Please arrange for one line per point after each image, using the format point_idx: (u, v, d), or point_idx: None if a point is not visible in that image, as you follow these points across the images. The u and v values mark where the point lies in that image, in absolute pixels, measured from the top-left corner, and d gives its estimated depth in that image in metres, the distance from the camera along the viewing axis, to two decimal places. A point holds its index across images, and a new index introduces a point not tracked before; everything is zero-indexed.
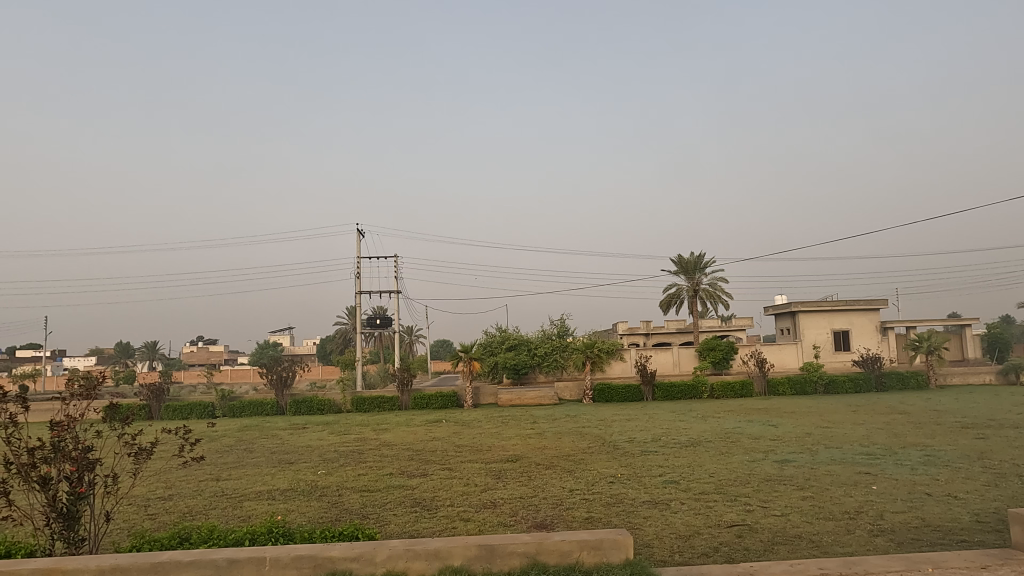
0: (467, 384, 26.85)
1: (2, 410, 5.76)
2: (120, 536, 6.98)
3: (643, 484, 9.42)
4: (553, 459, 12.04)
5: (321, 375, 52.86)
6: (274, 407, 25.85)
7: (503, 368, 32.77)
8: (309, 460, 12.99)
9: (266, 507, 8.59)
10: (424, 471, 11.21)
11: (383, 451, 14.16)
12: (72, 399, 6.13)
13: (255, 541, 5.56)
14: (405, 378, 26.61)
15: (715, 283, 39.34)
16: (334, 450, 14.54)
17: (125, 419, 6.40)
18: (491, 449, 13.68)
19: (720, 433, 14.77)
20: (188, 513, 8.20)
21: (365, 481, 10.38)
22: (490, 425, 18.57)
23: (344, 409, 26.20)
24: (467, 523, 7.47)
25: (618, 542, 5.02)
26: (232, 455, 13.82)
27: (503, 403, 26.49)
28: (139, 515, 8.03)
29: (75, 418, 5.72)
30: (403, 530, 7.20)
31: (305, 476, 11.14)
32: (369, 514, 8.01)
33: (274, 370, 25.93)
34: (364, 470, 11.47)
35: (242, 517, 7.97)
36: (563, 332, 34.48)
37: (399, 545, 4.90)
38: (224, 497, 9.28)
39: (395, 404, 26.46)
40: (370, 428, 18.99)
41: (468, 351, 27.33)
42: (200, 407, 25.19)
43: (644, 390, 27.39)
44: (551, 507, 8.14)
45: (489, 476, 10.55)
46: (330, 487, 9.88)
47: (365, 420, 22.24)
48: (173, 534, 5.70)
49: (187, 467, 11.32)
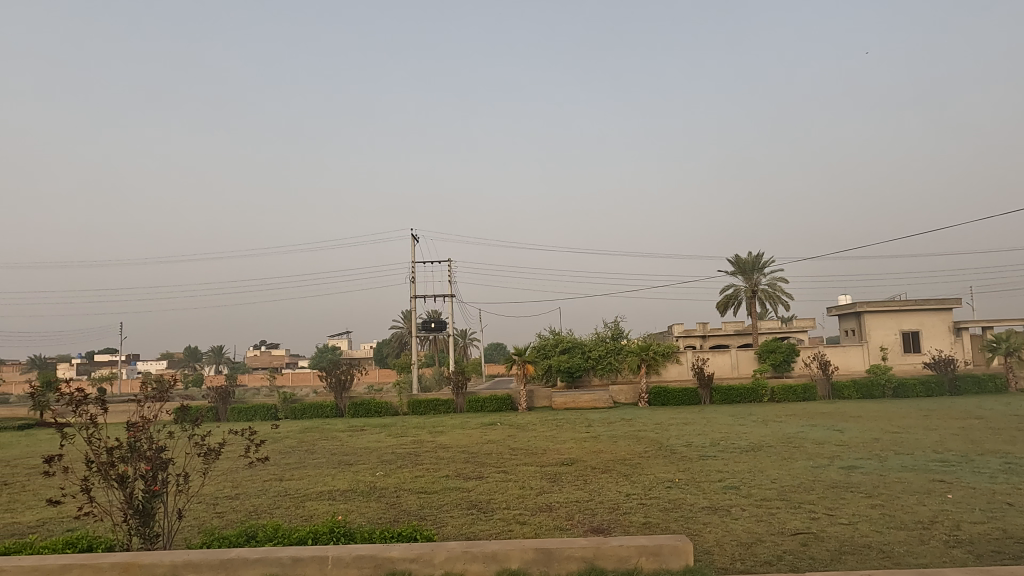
0: (521, 387, 26.88)
1: (83, 412, 6.07)
2: (191, 534, 7.26)
3: (702, 490, 9.23)
4: (610, 463, 11.93)
5: (378, 379, 53.89)
6: (333, 409, 26.48)
7: (557, 370, 32.63)
8: (367, 462, 13.25)
9: (328, 507, 8.80)
10: (479, 474, 11.28)
11: (439, 453, 14.31)
12: (146, 402, 6.42)
13: (317, 540, 5.71)
14: (460, 381, 26.85)
15: (774, 283, 38.29)
16: (392, 452, 14.78)
17: (194, 421, 6.66)
18: (546, 453, 13.65)
19: (782, 438, 14.33)
20: (254, 512, 8.49)
21: (422, 483, 10.52)
22: (545, 428, 18.51)
23: (401, 411, 26.61)
24: (524, 526, 7.47)
25: (677, 548, 4.95)
26: (295, 456, 14.24)
27: (558, 406, 26.38)
28: (207, 513, 8.35)
29: (150, 420, 5.99)
30: (460, 532, 7.26)
31: (363, 477, 11.35)
32: (426, 516, 8.10)
33: (333, 373, 26.56)
34: (421, 473, 11.60)
35: (304, 517, 8.19)
36: (617, 335, 34.16)
37: (457, 547, 4.94)
38: (287, 496, 9.55)
39: (451, 407, 26.71)
40: (426, 431, 19.23)
41: (522, 354, 27.32)
42: (263, 409, 26.02)
43: (701, 394, 26.83)
44: (608, 512, 8.07)
45: (544, 479, 10.53)
46: (389, 489, 10.04)
47: (421, 422, 22.53)
48: (241, 532, 5.91)
49: (252, 468, 11.72)
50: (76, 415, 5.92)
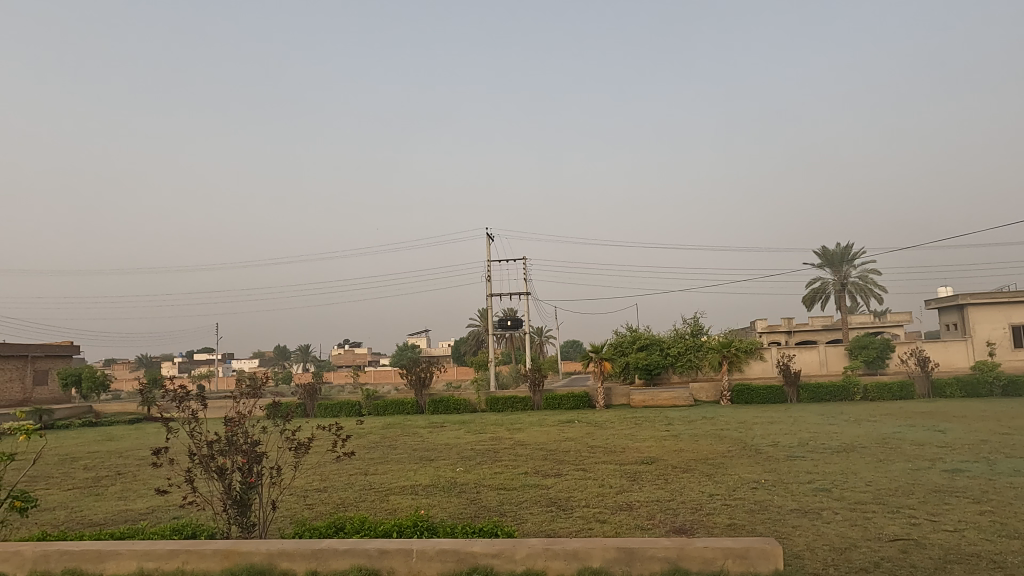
0: (598, 385, 26.67)
1: (185, 407, 6.47)
2: (284, 524, 7.61)
3: (791, 491, 8.87)
4: (691, 462, 11.65)
5: (457, 376, 54.92)
6: (414, 406, 27.13)
7: (635, 368, 32.17)
8: (447, 458, 13.49)
9: (410, 501, 9.03)
10: (558, 471, 11.28)
11: (518, 450, 14.42)
12: (241, 398, 6.76)
13: (402, 533, 5.86)
14: (537, 378, 26.93)
15: (866, 276, 36.36)
16: (472, 448, 14.98)
17: (286, 416, 6.98)
18: (625, 451, 13.49)
19: (877, 439, 13.56)
20: (341, 505, 8.81)
21: (501, 479, 10.62)
22: (624, 426, 18.33)
23: (479, 408, 26.98)
24: (604, 524, 7.41)
25: (766, 551, 4.77)
26: (378, 451, 14.71)
27: (637, 404, 26.02)
28: (298, 505, 8.73)
29: (245, 415, 6.31)
30: (540, 529, 7.28)
31: (445, 473, 11.55)
32: (506, 512, 8.17)
33: (413, 370, 27.21)
34: (500, 469, 11.71)
35: (389, 510, 8.43)
36: (696, 332, 33.35)
37: (538, 543, 4.95)
38: (372, 490, 9.86)
39: (528, 404, 26.86)
40: (505, 427, 19.40)
41: (599, 351, 27.08)
42: (348, 406, 26.92)
43: (787, 391, 25.81)
44: (690, 513, 7.88)
45: (624, 478, 10.40)
46: (469, 485, 10.19)
47: (499, 419, 22.72)
48: (330, 523, 6.15)
49: (338, 462, 12.17)
50: (180, 410, 6.30)
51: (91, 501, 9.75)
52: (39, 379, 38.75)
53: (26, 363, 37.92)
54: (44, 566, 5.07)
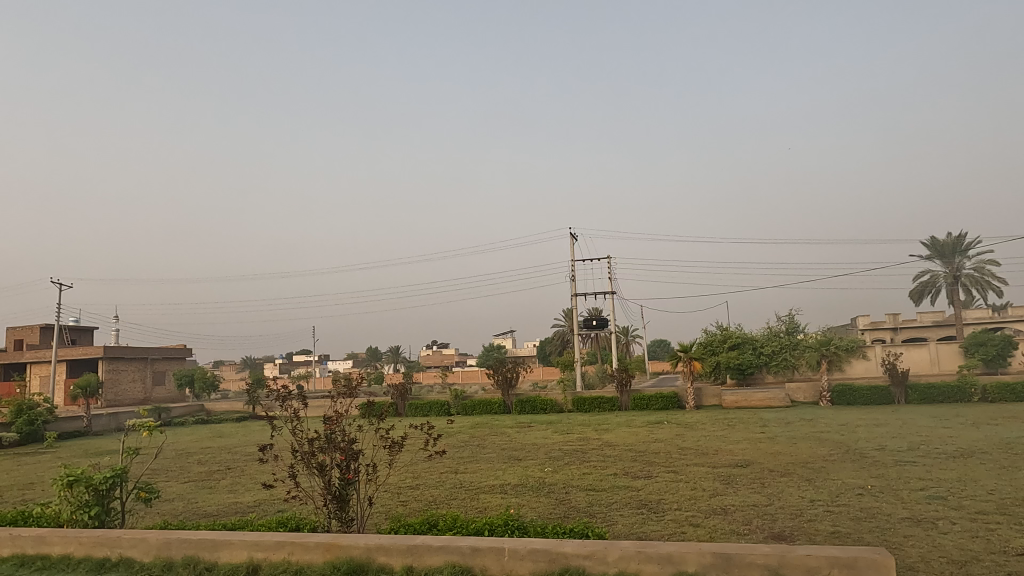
0: (688, 385, 26.01)
1: (288, 406, 6.80)
2: (380, 519, 7.89)
3: (901, 499, 8.31)
4: (790, 466, 11.15)
5: (543, 376, 55.12)
6: (501, 406, 27.42)
7: (726, 367, 31.10)
8: (535, 458, 13.54)
9: (500, 500, 9.13)
10: (648, 473, 11.08)
11: (606, 451, 14.27)
12: (338, 398, 7.04)
13: (493, 531, 5.93)
14: (624, 378, 26.55)
15: (982, 267, 33.65)
16: (560, 448, 14.99)
17: (380, 416, 7.21)
18: (718, 453, 13.08)
19: (999, 444, 12.47)
20: (433, 502, 9.03)
21: (590, 480, 10.54)
22: (716, 427, 17.79)
23: (566, 408, 26.91)
24: (698, 528, 7.21)
25: (876, 562, 4.47)
26: (468, 450, 14.98)
27: (729, 405, 25.19)
28: (393, 501, 9.03)
29: (342, 414, 6.56)
30: (631, 531, 7.18)
31: (533, 473, 11.59)
32: (596, 513, 8.11)
33: (500, 371, 27.46)
34: (589, 470, 11.63)
35: (480, 509, 8.56)
36: (792, 329, 31.96)
37: (631, 546, 4.88)
38: (462, 488, 10.05)
39: (615, 405, 26.54)
40: (593, 428, 19.26)
41: (688, 351, 26.39)
42: (437, 406, 27.50)
43: (895, 392, 24.24)
44: (790, 518, 7.53)
45: (718, 481, 10.08)
46: (558, 485, 10.18)
47: (586, 420, 22.58)
48: (424, 520, 6.31)
49: (430, 460, 12.48)
50: (283, 409, 6.64)
51: (205, 494, 10.46)
52: (157, 379, 41.90)
53: (147, 365, 41.14)
54: (166, 552, 5.46)
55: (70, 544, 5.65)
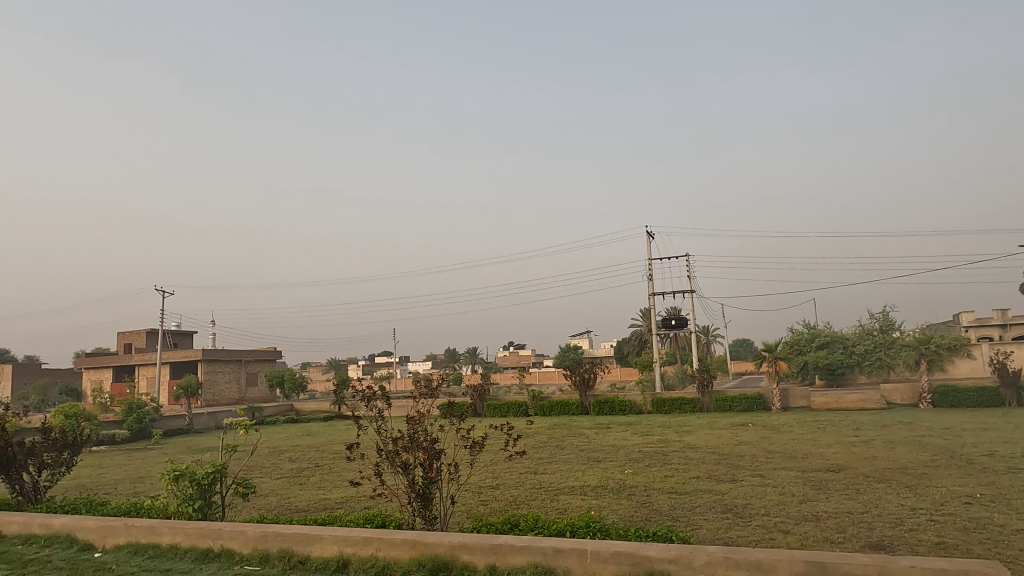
0: (773, 386, 25.03)
1: (373, 406, 7.01)
2: (462, 518, 8.01)
3: (1015, 509, 7.69)
4: (888, 472, 10.53)
5: (621, 376, 54.43)
6: (579, 407, 27.28)
7: (815, 368, 29.75)
8: (615, 459, 13.38)
9: (580, 501, 9.08)
10: (733, 476, 10.73)
11: (688, 453, 13.93)
12: (420, 398, 7.19)
13: (575, 533, 5.90)
14: (705, 379, 25.86)
15: None
16: (640, 450, 14.74)
17: (460, 415, 7.31)
18: (808, 457, 12.52)
19: None
20: (513, 502, 9.08)
21: (673, 483, 10.32)
22: (805, 430, 17.03)
23: (645, 410, 26.48)
24: (788, 535, 6.94)
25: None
26: (547, 451, 14.97)
27: (818, 407, 24.10)
28: (474, 500, 9.16)
29: (424, 414, 6.69)
30: (717, 536, 6.99)
31: (613, 474, 11.46)
32: (680, 517, 7.93)
33: (577, 371, 27.31)
34: (670, 472, 11.39)
35: (560, 510, 8.54)
36: (887, 327, 30.39)
37: (718, 551, 4.74)
38: (542, 489, 10.06)
39: (697, 406, 25.92)
40: (674, 430, 18.84)
41: (773, 351, 25.40)
42: (515, 406, 27.66)
43: (1005, 394, 22.48)
44: (888, 527, 7.13)
45: (808, 486, 9.64)
46: (639, 487, 10.03)
47: (667, 421, 22.10)
48: (506, 520, 6.36)
49: (509, 461, 12.55)
50: (369, 409, 6.84)
51: (297, 490, 10.95)
52: (250, 381, 44.16)
53: (241, 367, 43.36)
54: (263, 545, 5.74)
55: (177, 535, 6.03)
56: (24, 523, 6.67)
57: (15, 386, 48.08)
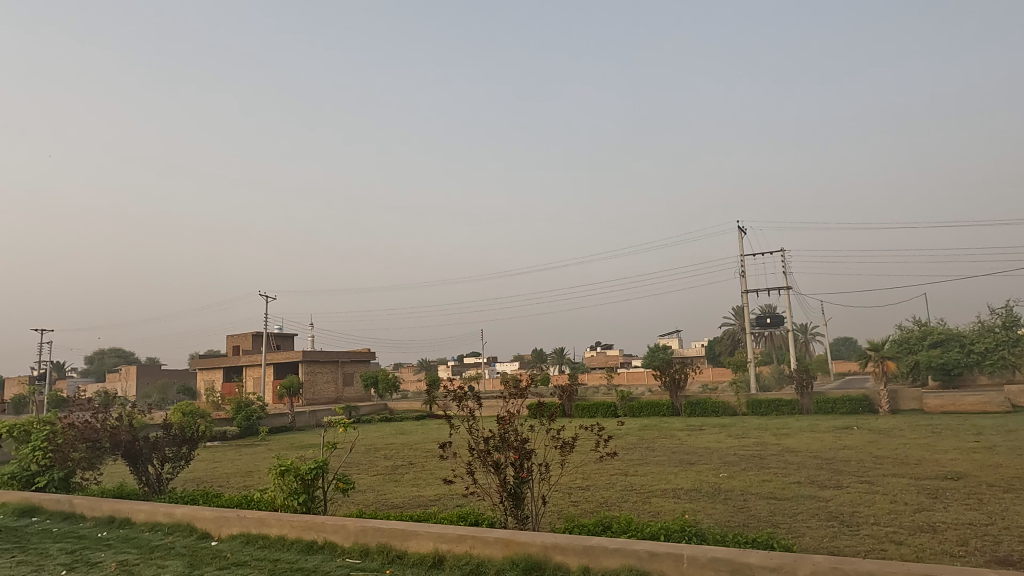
0: (880, 387, 23.51)
1: (464, 405, 7.11)
2: (554, 518, 8.03)
3: None
4: (1015, 481, 9.64)
5: (714, 377, 52.82)
6: (669, 408, 26.69)
7: (928, 368, 27.74)
8: (709, 462, 12.97)
9: (674, 505, 8.88)
10: (838, 483, 10.15)
11: (788, 457, 13.31)
12: (510, 399, 7.22)
13: (669, 537, 5.77)
14: (804, 379, 24.65)
15: None
16: (736, 453, 14.23)
17: (550, 416, 7.29)
18: (922, 463, 11.67)
19: None
20: (604, 503, 9.01)
21: (772, 488, 9.91)
22: (918, 434, 15.89)
23: (739, 411, 25.54)
24: (901, 546, 6.49)
25: None
26: (638, 452, 14.72)
27: (932, 410, 22.42)
28: (564, 501, 9.13)
29: (514, 414, 6.72)
30: (821, 545, 6.64)
31: (707, 477, 11.13)
32: (780, 524, 7.60)
33: (667, 371, 26.70)
34: (768, 477, 10.91)
35: (653, 513, 8.38)
36: (1011, 323, 27.86)
37: (825, 561, 4.49)
38: (634, 491, 9.90)
39: (796, 408, 24.79)
40: (772, 432, 18.06)
41: (880, 350, 23.88)
42: (604, 407, 27.40)
43: None
44: (1016, 541, 6.54)
45: (923, 495, 8.98)
46: (735, 491, 9.68)
47: (764, 424, 21.23)
48: (598, 521, 6.30)
49: (599, 462, 12.44)
50: (460, 409, 6.95)
51: (392, 486, 11.33)
52: (347, 380, 46.02)
53: (337, 367, 45.26)
54: (363, 539, 5.96)
55: (284, 527, 6.35)
56: (149, 512, 7.23)
57: (139, 386, 52.29)
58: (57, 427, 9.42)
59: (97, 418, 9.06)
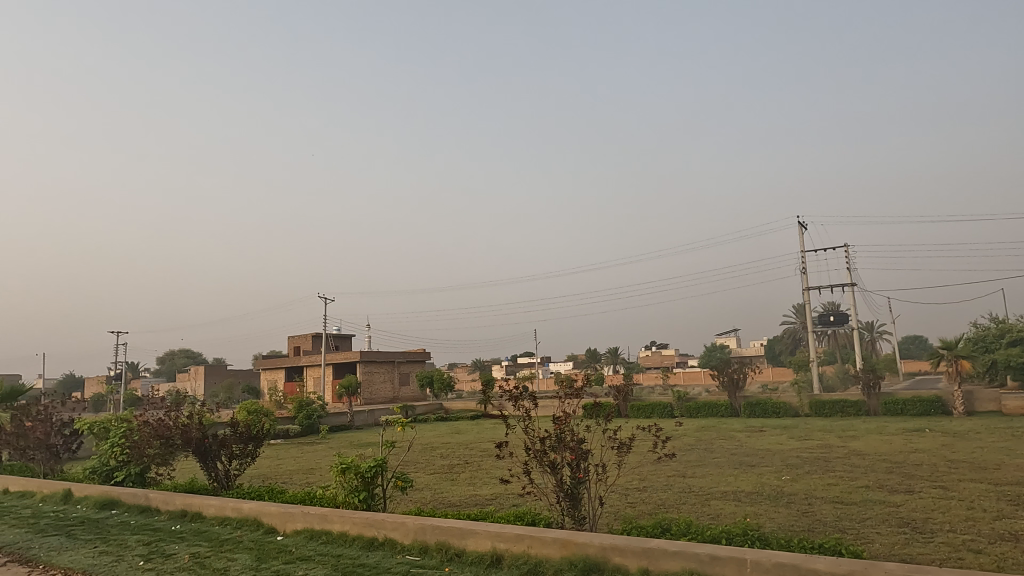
0: (954, 388, 22.40)
1: (520, 405, 7.12)
2: (611, 519, 7.96)
3: None
4: None
5: (775, 377, 51.39)
6: (728, 408, 26.12)
7: (1006, 367, 26.29)
8: (771, 464, 12.64)
9: (734, 507, 8.68)
10: (909, 487, 9.72)
11: (855, 460, 12.83)
12: (565, 399, 7.19)
13: (731, 540, 5.64)
14: (871, 380, 23.72)
15: None
16: (799, 455, 13.80)
17: (606, 416, 7.22)
18: (1001, 468, 11.05)
19: None
20: (662, 505, 8.87)
21: (838, 492, 9.56)
22: (997, 438, 15.06)
23: (802, 413, 24.78)
24: (980, 555, 6.17)
25: None
26: (695, 454, 14.45)
27: (1011, 412, 21.22)
28: (621, 502, 9.06)
29: (570, 414, 6.70)
30: (892, 552, 6.38)
31: (769, 480, 10.83)
32: (848, 529, 7.33)
33: (725, 372, 26.12)
34: (833, 480, 10.55)
35: (713, 515, 8.21)
36: None
37: (898, 569, 4.30)
38: (692, 493, 9.72)
39: (862, 410, 23.89)
40: (837, 434, 17.44)
41: (953, 349, 22.77)
42: (660, 407, 27.05)
43: None
44: None
45: (1004, 501, 8.51)
46: (800, 495, 9.39)
47: (828, 425, 20.52)
48: (657, 523, 6.21)
49: (656, 463, 12.28)
50: (516, 409, 6.96)
51: (449, 485, 11.47)
52: (403, 380, 46.79)
53: (393, 367, 46.05)
54: (422, 537, 6.05)
55: (346, 523, 6.51)
56: (219, 507, 7.52)
57: (206, 385, 54.45)
58: (133, 425, 9.89)
59: (170, 416, 9.47)
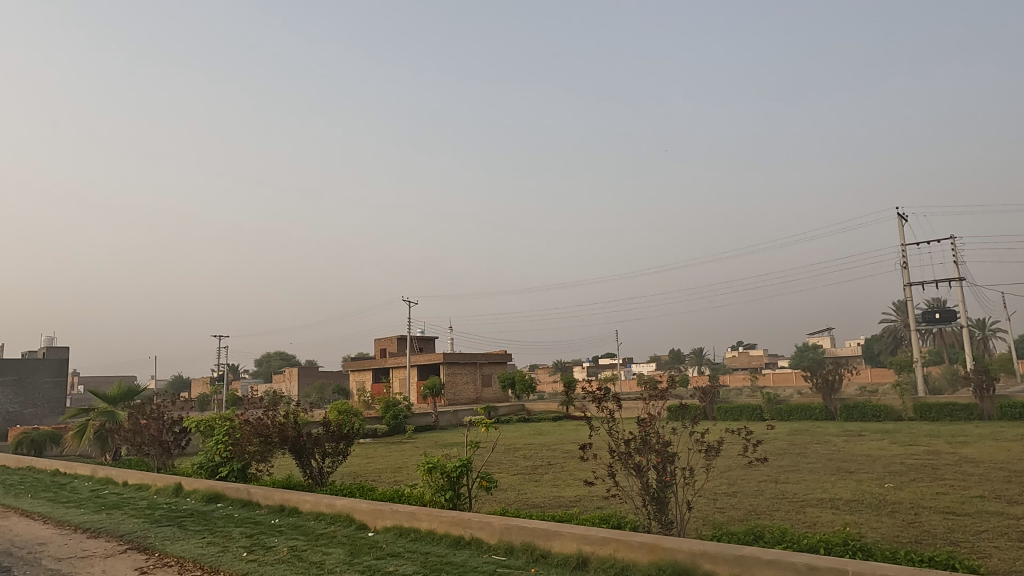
0: None
1: (603, 406, 7.03)
2: (699, 525, 7.77)
3: None
4: None
5: (874, 378, 48.58)
6: (823, 412, 24.91)
7: None
8: (872, 471, 11.92)
9: (832, 516, 8.27)
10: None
11: (967, 468, 11.91)
12: (650, 401, 7.04)
13: (830, 550, 5.36)
14: (984, 381, 21.99)
15: None
16: (903, 462, 12.95)
17: (693, 419, 7.02)
18: None
19: None
20: (754, 511, 8.56)
21: (949, 502, 8.90)
22: None
23: (905, 416, 23.29)
24: None
25: None
26: (788, 458, 13.84)
27: None
28: (710, 507, 8.80)
29: (655, 416, 6.56)
30: (1014, 569, 5.88)
31: (870, 488, 10.21)
32: (961, 542, 6.82)
33: (819, 373, 24.89)
34: (943, 489, 9.83)
35: (809, 523, 7.85)
36: None
37: None
38: (786, 499, 9.32)
39: (974, 413, 22.19)
40: (946, 440, 16.27)
41: None
42: (749, 409, 26.12)
43: None
44: None
45: None
46: (905, 504, 8.81)
47: (935, 430, 19.19)
48: (748, 530, 5.99)
49: (746, 468, 11.85)
50: (600, 410, 6.89)
51: (533, 486, 11.51)
52: (485, 381, 47.37)
53: (476, 369, 46.68)
54: (507, 537, 6.09)
55: (433, 521, 6.64)
56: (314, 502, 7.86)
57: (300, 386, 57.04)
58: (235, 423, 10.49)
59: (268, 415, 9.96)
